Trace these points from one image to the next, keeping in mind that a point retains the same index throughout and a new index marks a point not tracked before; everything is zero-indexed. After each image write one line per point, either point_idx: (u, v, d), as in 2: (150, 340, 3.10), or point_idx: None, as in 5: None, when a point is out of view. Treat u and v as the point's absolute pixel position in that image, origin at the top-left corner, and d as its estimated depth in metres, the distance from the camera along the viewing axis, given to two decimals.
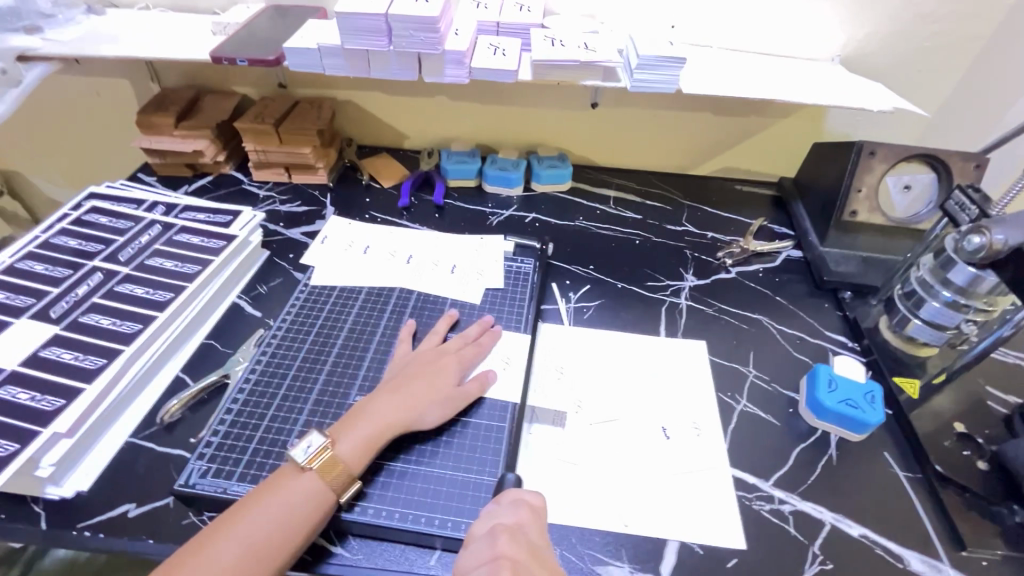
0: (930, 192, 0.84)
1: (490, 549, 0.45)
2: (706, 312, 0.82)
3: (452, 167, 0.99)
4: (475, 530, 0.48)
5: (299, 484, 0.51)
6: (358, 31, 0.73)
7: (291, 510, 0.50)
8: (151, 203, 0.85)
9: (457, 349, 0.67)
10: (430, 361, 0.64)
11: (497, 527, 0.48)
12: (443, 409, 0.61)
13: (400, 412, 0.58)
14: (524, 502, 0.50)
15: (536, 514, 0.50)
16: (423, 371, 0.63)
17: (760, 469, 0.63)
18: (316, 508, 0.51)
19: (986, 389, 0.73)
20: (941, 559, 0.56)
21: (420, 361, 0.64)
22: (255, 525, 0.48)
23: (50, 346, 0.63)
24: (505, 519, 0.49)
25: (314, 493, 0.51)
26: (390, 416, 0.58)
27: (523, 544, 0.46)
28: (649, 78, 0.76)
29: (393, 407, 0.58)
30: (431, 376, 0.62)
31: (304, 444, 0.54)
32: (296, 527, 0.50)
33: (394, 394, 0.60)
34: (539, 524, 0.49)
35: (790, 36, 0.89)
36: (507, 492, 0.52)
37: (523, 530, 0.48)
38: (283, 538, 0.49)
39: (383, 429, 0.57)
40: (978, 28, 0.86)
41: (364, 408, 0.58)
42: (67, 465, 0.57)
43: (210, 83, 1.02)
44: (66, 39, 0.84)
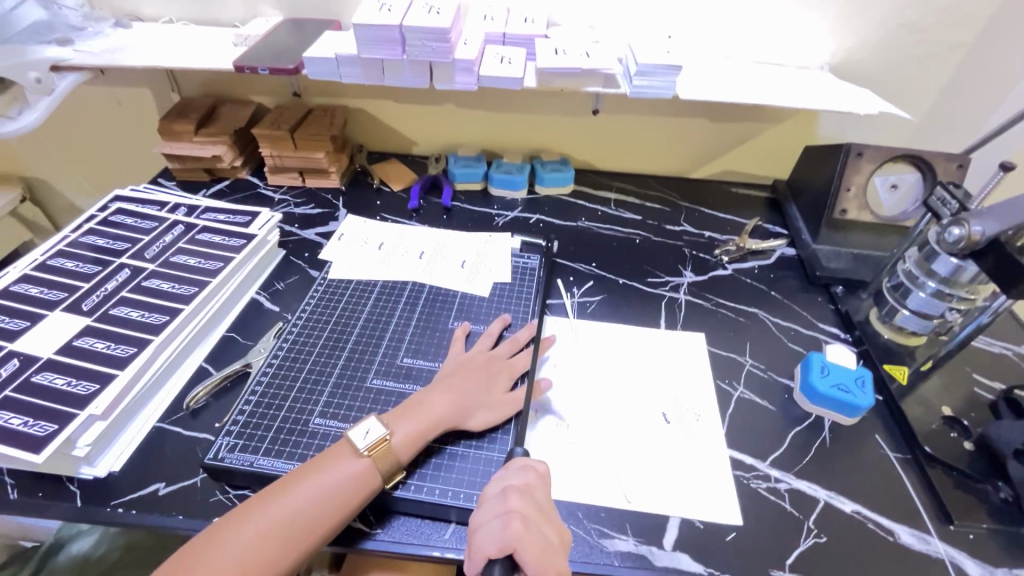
0: (915, 192, 0.88)
1: (503, 504, 0.49)
2: (704, 306, 0.85)
3: (459, 171, 1.03)
4: (488, 490, 0.51)
5: (343, 467, 0.54)
6: (374, 41, 0.77)
7: (335, 490, 0.53)
8: (173, 205, 0.89)
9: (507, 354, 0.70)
10: (484, 364, 0.67)
11: (507, 487, 0.51)
12: (487, 414, 0.63)
13: (453, 410, 0.62)
14: (531, 469, 0.54)
15: (542, 480, 0.53)
16: (477, 374, 0.66)
17: (757, 451, 0.66)
18: (360, 490, 0.54)
19: (972, 375, 0.76)
20: (929, 533, 0.59)
21: (478, 363, 0.67)
22: (305, 502, 0.51)
23: (83, 335, 0.67)
24: (514, 480, 0.52)
25: (360, 477, 0.54)
26: (444, 412, 0.61)
27: (532, 503, 0.50)
28: (647, 84, 0.81)
29: (447, 406, 0.61)
30: (485, 383, 0.65)
31: (362, 430, 0.57)
32: (340, 507, 0.52)
33: (449, 392, 0.63)
34: (545, 489, 0.53)
35: (781, 44, 0.94)
36: (516, 460, 0.55)
37: (530, 491, 0.51)
38: (328, 517, 0.52)
39: (433, 425, 0.60)
40: (958, 35, 0.91)
41: (424, 401, 0.61)
42: (101, 447, 0.60)
43: (228, 93, 1.07)
44: (96, 50, 0.89)
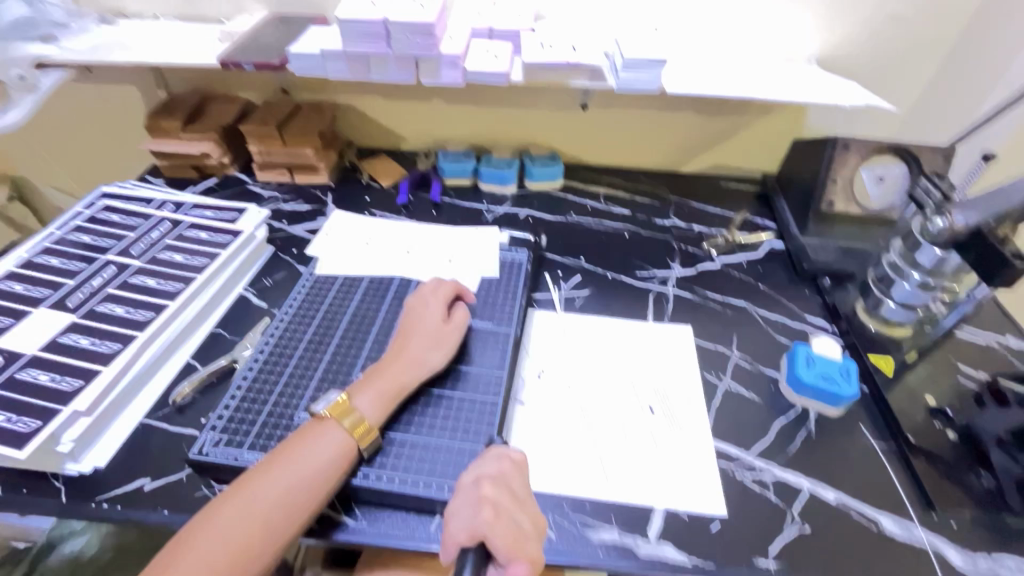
0: (902, 183, 0.87)
1: (474, 493, 0.49)
2: (692, 299, 0.85)
3: (448, 166, 1.03)
4: (463, 478, 0.51)
5: (322, 441, 0.56)
6: (359, 35, 0.77)
7: (317, 463, 0.55)
8: (160, 201, 0.89)
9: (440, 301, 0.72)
10: (418, 316, 0.70)
11: (482, 476, 0.51)
12: (438, 361, 0.66)
13: (406, 367, 0.64)
14: (507, 457, 0.53)
15: (519, 469, 0.53)
16: (414, 328, 0.69)
17: (743, 442, 0.67)
18: (341, 461, 0.56)
19: (957, 365, 0.76)
20: (912, 521, 0.60)
21: (415, 316, 0.70)
22: (289, 479, 0.53)
23: (68, 332, 0.67)
24: (489, 470, 0.52)
25: (340, 448, 0.56)
26: (399, 374, 0.64)
27: (506, 492, 0.50)
28: (633, 78, 0.81)
29: (404, 366, 0.64)
30: (430, 332, 0.68)
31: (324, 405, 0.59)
32: (324, 478, 0.54)
33: (397, 353, 0.66)
34: (523, 476, 0.53)
35: (768, 37, 0.94)
36: (493, 447, 0.55)
37: (505, 479, 0.51)
38: (314, 491, 0.53)
39: (394, 387, 0.63)
40: (944, 27, 0.91)
41: (378, 369, 0.64)
42: (86, 443, 0.60)
43: (215, 89, 1.07)
44: (80, 47, 0.89)
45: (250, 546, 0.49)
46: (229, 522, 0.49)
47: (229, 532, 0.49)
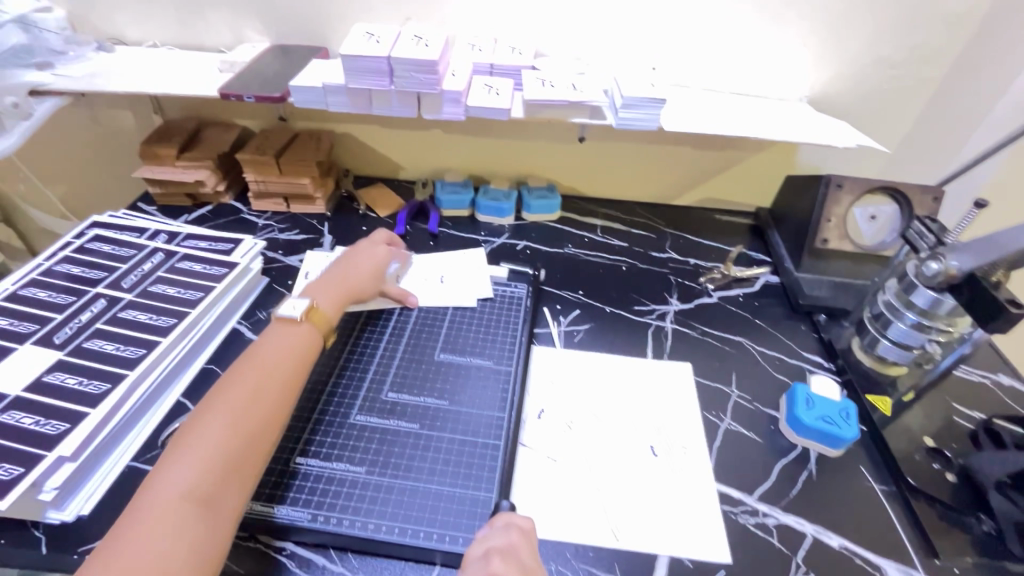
0: (894, 222, 0.89)
1: (484, 570, 0.48)
2: (690, 334, 0.86)
3: (445, 197, 1.03)
4: (471, 552, 0.51)
5: (273, 350, 0.63)
6: (361, 71, 0.77)
7: (276, 367, 0.61)
8: (153, 231, 0.87)
9: (390, 251, 0.85)
10: (367, 251, 0.83)
11: (490, 549, 0.50)
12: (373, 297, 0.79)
13: (354, 285, 0.76)
14: (515, 526, 0.52)
15: (527, 538, 0.52)
16: (363, 260, 0.80)
17: (745, 484, 0.66)
18: (296, 361, 0.63)
19: (953, 405, 0.77)
20: (916, 567, 0.60)
21: (362, 251, 0.82)
22: (253, 383, 0.58)
23: (54, 371, 0.64)
24: (497, 542, 0.51)
25: (294, 352, 0.63)
26: (350, 285, 0.76)
27: (515, 566, 0.49)
28: (633, 116, 0.82)
29: (357, 279, 0.77)
30: (376, 273, 0.80)
31: (290, 305, 0.68)
32: (287, 377, 0.61)
33: (348, 271, 0.77)
34: (531, 548, 0.52)
35: (762, 77, 0.96)
36: (501, 515, 0.54)
37: (515, 552, 0.50)
38: (281, 387, 0.60)
39: (343, 294, 0.74)
40: (929, 72, 0.94)
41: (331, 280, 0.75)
42: (70, 489, 0.58)
43: (212, 116, 1.07)
44: (77, 75, 0.88)
45: (239, 442, 0.54)
46: (208, 432, 0.54)
47: (212, 439, 0.53)
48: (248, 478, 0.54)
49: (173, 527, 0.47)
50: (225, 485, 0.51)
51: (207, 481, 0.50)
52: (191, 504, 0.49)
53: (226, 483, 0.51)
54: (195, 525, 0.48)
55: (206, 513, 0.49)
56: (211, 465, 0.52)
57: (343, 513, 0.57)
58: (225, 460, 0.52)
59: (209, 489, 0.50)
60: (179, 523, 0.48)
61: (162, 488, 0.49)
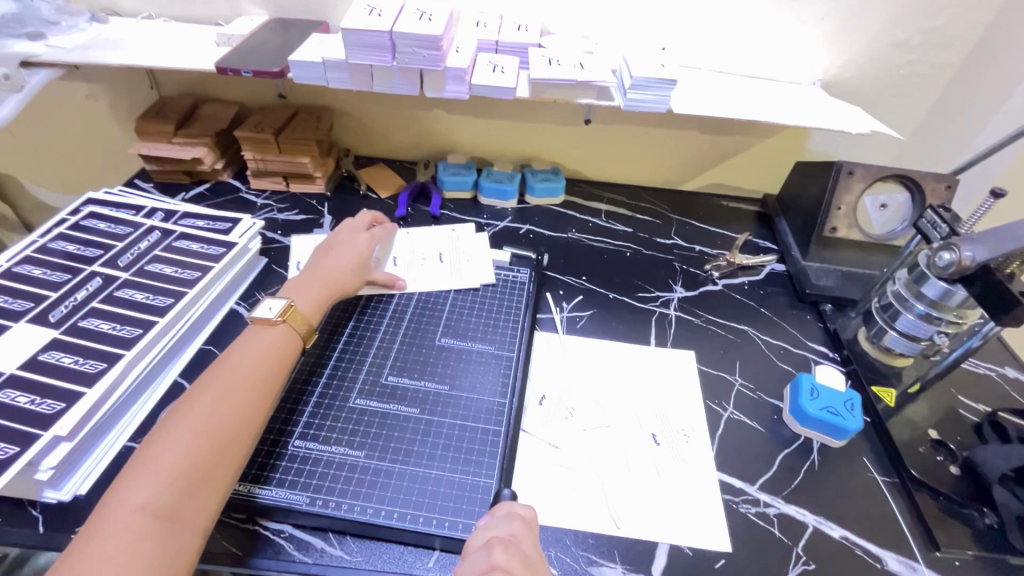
0: (905, 209, 0.88)
1: (486, 559, 0.47)
2: (694, 322, 0.85)
3: (448, 178, 1.02)
4: (471, 541, 0.50)
5: (245, 356, 0.60)
6: (363, 46, 0.75)
7: (249, 376, 0.58)
8: (150, 209, 0.86)
9: (372, 237, 0.82)
10: (348, 239, 0.80)
11: (492, 539, 0.49)
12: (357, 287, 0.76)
13: (335, 277, 0.74)
14: (517, 515, 0.52)
15: (528, 527, 0.52)
16: (343, 250, 0.78)
17: (747, 474, 0.66)
18: (270, 368, 0.60)
19: (957, 398, 0.77)
20: (916, 559, 0.59)
21: (342, 240, 0.79)
22: (222, 392, 0.56)
23: (50, 350, 0.63)
24: (499, 532, 0.50)
25: (269, 359, 0.61)
26: (331, 277, 0.73)
27: (517, 555, 0.48)
28: (641, 97, 0.80)
29: (338, 270, 0.75)
30: (360, 262, 0.78)
31: (265, 307, 0.65)
32: (259, 388, 0.58)
33: (327, 263, 0.75)
34: (532, 538, 0.51)
35: (775, 59, 0.93)
36: (501, 505, 0.54)
37: (516, 542, 0.50)
38: (253, 397, 0.57)
39: (324, 288, 0.71)
40: (948, 56, 0.91)
41: (311, 275, 0.73)
42: (66, 469, 0.57)
43: (209, 92, 1.04)
44: (69, 46, 0.85)
45: (205, 454, 0.51)
46: (176, 438, 0.51)
47: (179, 446, 0.51)
48: (218, 486, 0.51)
49: (132, 540, 0.45)
50: (190, 495, 0.49)
51: (170, 491, 0.48)
52: (151, 519, 0.47)
53: (191, 493, 0.49)
54: (154, 540, 0.46)
55: (168, 524, 0.47)
56: (175, 475, 0.49)
57: (342, 497, 0.57)
58: (190, 469, 0.50)
59: (171, 500, 0.48)
60: (139, 535, 0.46)
61: (124, 498, 0.47)
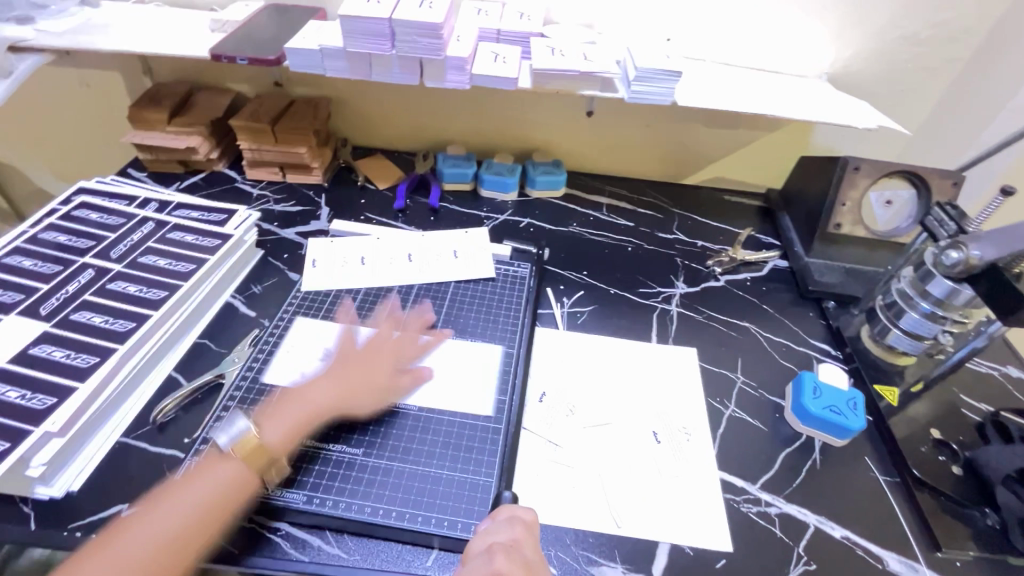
0: (909, 207, 0.88)
1: (487, 565, 0.47)
2: (696, 318, 0.84)
3: (447, 170, 1.00)
4: (472, 546, 0.50)
5: (188, 495, 0.51)
6: (361, 33, 0.73)
7: (178, 531, 0.49)
8: (143, 199, 0.84)
9: (400, 345, 0.69)
10: (371, 350, 0.67)
11: (494, 545, 0.49)
12: (373, 399, 0.63)
13: (327, 401, 0.61)
14: (518, 519, 0.51)
15: (530, 531, 0.51)
16: (355, 361, 0.65)
17: (748, 472, 0.65)
18: (209, 521, 0.50)
19: (959, 396, 0.76)
20: (917, 559, 0.59)
21: (363, 349, 0.67)
22: (156, 534, 0.48)
23: (40, 343, 0.62)
24: (501, 538, 0.50)
25: (209, 508, 0.51)
26: (320, 403, 0.60)
27: (519, 562, 0.48)
28: (646, 90, 0.78)
29: (340, 395, 0.62)
30: (372, 378, 0.64)
31: (226, 428, 0.55)
32: (196, 533, 0.50)
33: (325, 382, 0.62)
34: (533, 540, 0.51)
35: (781, 51, 0.92)
36: (503, 508, 0.53)
37: (518, 547, 0.49)
38: (185, 548, 0.49)
39: (308, 418, 0.59)
40: (957, 50, 0.90)
41: (299, 393, 0.61)
42: (58, 465, 0.56)
43: (204, 79, 1.02)
44: (59, 31, 0.83)
45: None
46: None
47: None
48: None
49: None
50: None
51: None
52: None
53: None
54: None
55: None
56: None
57: (339, 496, 0.56)
58: None
59: None
60: None
61: None
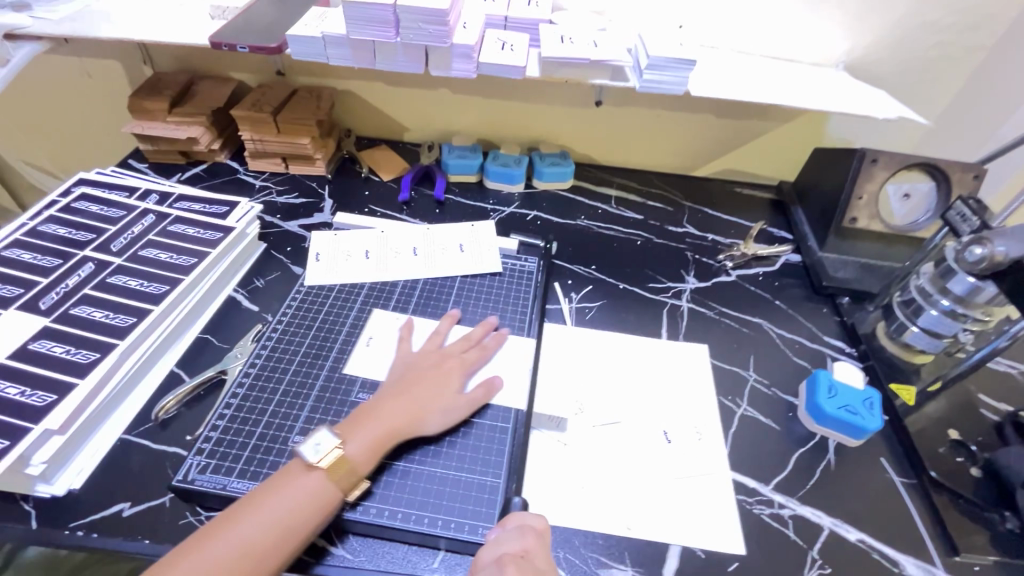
0: (929, 200, 0.84)
1: None
2: (707, 314, 0.82)
3: (453, 162, 0.98)
4: (482, 556, 0.49)
5: (261, 514, 0.49)
6: (365, 20, 0.71)
7: (259, 543, 0.48)
8: (144, 191, 0.83)
9: (465, 358, 0.66)
10: (438, 364, 0.64)
11: (504, 556, 0.48)
12: (445, 415, 0.60)
13: (405, 415, 0.58)
14: (529, 529, 0.50)
15: (541, 539, 0.50)
16: (429, 374, 0.62)
17: (761, 473, 0.64)
18: (288, 537, 0.49)
19: (977, 395, 0.74)
20: (935, 564, 0.58)
21: (430, 364, 0.64)
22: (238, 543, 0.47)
23: (40, 339, 0.61)
24: (511, 547, 0.49)
25: (283, 526, 0.49)
26: (398, 418, 0.58)
27: (530, 574, 0.47)
28: (658, 79, 0.76)
29: (414, 413, 0.59)
30: (442, 395, 0.61)
31: (313, 442, 0.53)
32: (275, 549, 0.48)
33: (402, 397, 0.59)
34: (545, 549, 0.50)
35: (798, 39, 0.89)
36: (512, 516, 0.52)
37: (529, 558, 0.48)
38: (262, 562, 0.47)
39: (389, 433, 0.57)
40: (981, 38, 0.87)
41: (373, 408, 0.58)
42: (59, 463, 0.55)
43: (204, 68, 1.00)
44: (56, 18, 0.81)
45: None
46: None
47: None
48: None
49: None
50: None
51: None
52: None
53: None
54: None
55: None
56: None
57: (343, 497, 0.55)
58: None
59: None
60: None
61: None
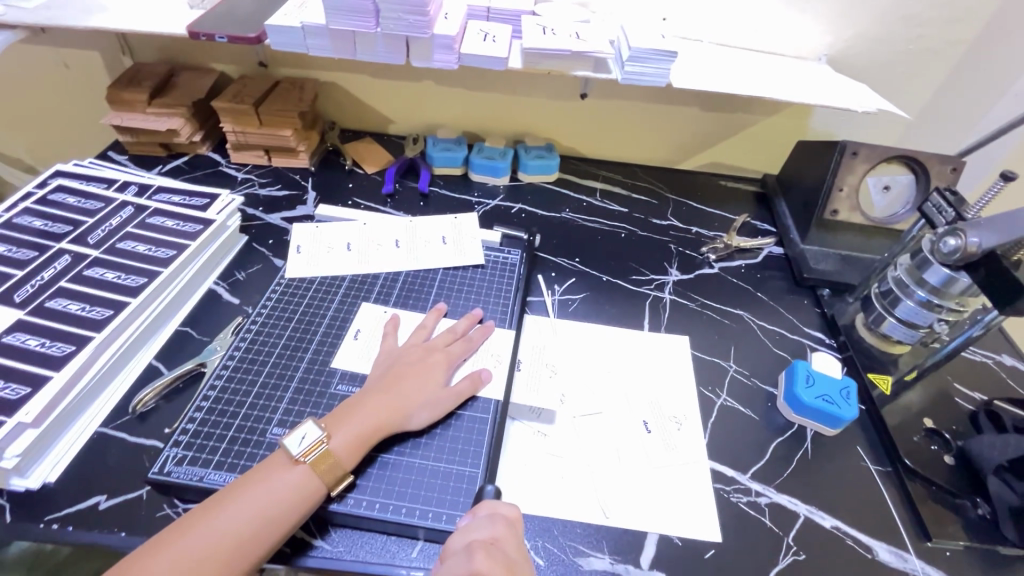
0: (907, 193, 0.86)
1: (467, 564, 0.45)
2: (689, 306, 0.82)
3: (437, 154, 0.97)
4: (452, 543, 0.49)
5: (244, 504, 0.49)
6: (344, 10, 0.70)
7: (243, 532, 0.48)
8: (122, 183, 0.82)
9: (451, 352, 0.66)
10: (423, 358, 0.64)
11: (475, 541, 0.48)
12: (429, 410, 0.60)
13: (390, 410, 0.58)
14: (500, 517, 0.51)
15: (512, 527, 0.50)
16: (414, 368, 0.62)
17: (739, 462, 0.64)
18: (274, 527, 0.49)
19: (953, 385, 0.76)
20: (907, 549, 0.59)
21: (415, 357, 0.64)
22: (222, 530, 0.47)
23: (14, 331, 0.60)
24: (482, 534, 0.49)
25: (265, 517, 0.49)
26: (382, 412, 0.57)
27: (500, 560, 0.46)
28: (640, 71, 0.76)
29: (399, 407, 0.58)
30: (427, 389, 0.61)
31: (297, 435, 0.54)
32: (258, 538, 0.48)
33: (387, 390, 0.59)
34: (516, 539, 0.50)
35: (780, 32, 0.89)
36: (483, 504, 0.52)
37: (499, 545, 0.48)
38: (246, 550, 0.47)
39: (374, 427, 0.56)
40: (960, 32, 0.87)
41: (358, 402, 0.58)
42: (34, 457, 0.55)
43: (184, 58, 0.98)
44: (31, 6, 0.80)
45: None
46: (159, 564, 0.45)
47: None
48: None
49: None
50: None
51: None
52: None
53: None
54: None
55: None
56: None
57: None
58: None
59: None
60: None
61: None
